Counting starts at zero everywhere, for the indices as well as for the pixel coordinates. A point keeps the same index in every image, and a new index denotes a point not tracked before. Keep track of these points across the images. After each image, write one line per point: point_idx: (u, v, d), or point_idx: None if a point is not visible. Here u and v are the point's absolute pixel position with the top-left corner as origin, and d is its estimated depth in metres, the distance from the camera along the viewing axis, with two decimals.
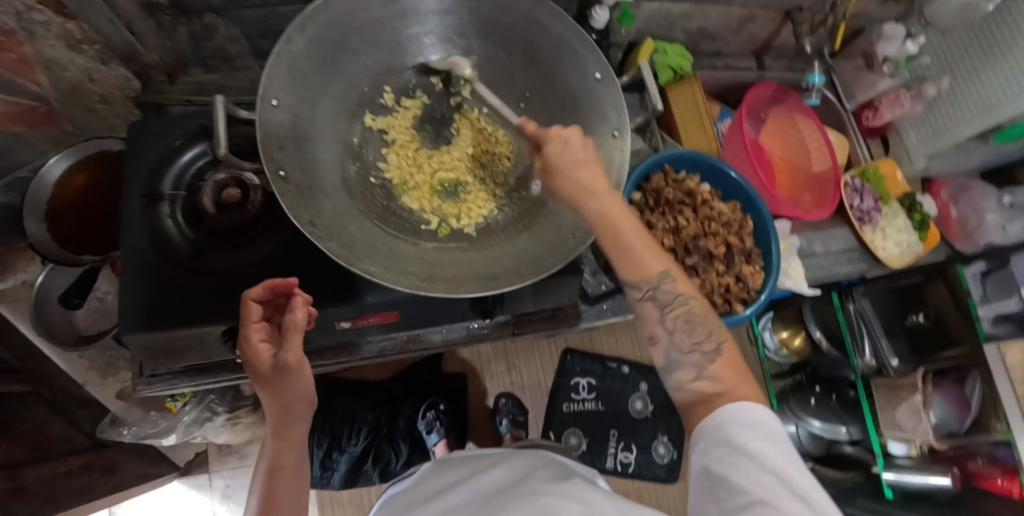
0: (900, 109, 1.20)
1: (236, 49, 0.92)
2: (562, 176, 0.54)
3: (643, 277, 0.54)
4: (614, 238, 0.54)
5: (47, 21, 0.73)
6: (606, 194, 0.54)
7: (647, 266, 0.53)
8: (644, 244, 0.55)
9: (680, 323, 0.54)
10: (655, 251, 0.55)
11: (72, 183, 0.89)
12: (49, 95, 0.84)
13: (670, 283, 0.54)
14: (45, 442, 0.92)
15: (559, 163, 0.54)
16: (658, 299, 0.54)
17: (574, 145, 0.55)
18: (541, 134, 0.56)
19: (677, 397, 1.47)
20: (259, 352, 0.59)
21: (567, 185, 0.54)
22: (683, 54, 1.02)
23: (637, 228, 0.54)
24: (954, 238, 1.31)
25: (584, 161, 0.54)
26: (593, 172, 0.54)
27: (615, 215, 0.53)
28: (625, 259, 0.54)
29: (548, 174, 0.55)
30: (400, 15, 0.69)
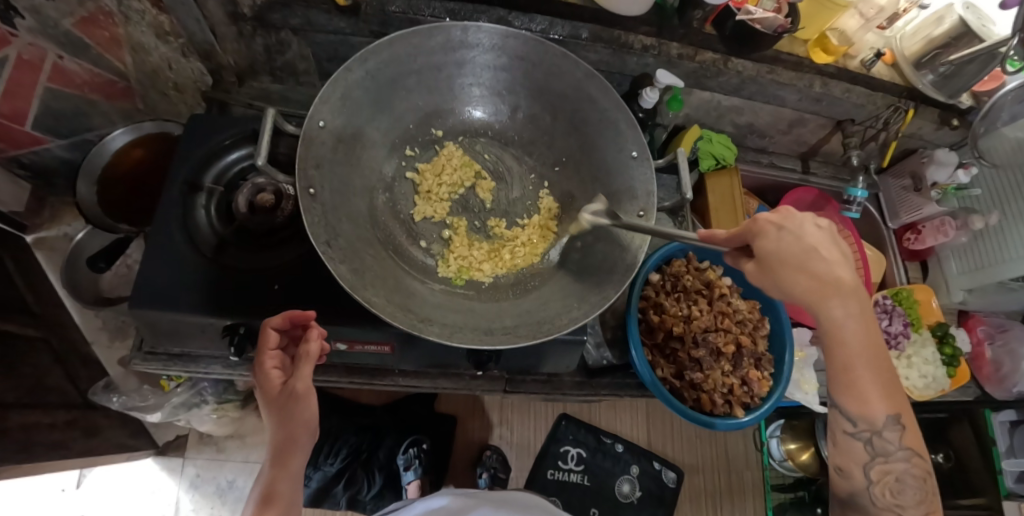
0: (944, 238, 1.15)
1: (304, 66, 0.95)
2: (798, 271, 0.49)
3: (866, 415, 0.52)
4: (846, 353, 0.50)
5: (144, 11, 0.80)
6: (843, 297, 0.49)
7: (876, 405, 0.52)
8: (880, 377, 0.51)
9: (888, 479, 0.54)
10: (892, 387, 0.52)
11: (130, 155, 0.96)
12: (131, 73, 0.96)
13: (894, 430, 0.52)
14: (39, 390, 0.94)
15: (789, 257, 0.49)
16: (873, 443, 0.53)
17: (803, 236, 0.50)
18: (750, 225, 0.52)
19: (667, 489, 1.40)
20: (272, 377, 0.64)
21: (796, 280, 0.49)
22: (728, 145, 1.04)
23: (876, 350, 0.50)
24: (984, 379, 1.18)
25: (819, 251, 0.49)
26: (835, 268, 0.49)
27: (858, 342, 0.50)
28: (847, 384, 0.52)
29: (772, 269, 0.51)
30: (458, 65, 0.73)
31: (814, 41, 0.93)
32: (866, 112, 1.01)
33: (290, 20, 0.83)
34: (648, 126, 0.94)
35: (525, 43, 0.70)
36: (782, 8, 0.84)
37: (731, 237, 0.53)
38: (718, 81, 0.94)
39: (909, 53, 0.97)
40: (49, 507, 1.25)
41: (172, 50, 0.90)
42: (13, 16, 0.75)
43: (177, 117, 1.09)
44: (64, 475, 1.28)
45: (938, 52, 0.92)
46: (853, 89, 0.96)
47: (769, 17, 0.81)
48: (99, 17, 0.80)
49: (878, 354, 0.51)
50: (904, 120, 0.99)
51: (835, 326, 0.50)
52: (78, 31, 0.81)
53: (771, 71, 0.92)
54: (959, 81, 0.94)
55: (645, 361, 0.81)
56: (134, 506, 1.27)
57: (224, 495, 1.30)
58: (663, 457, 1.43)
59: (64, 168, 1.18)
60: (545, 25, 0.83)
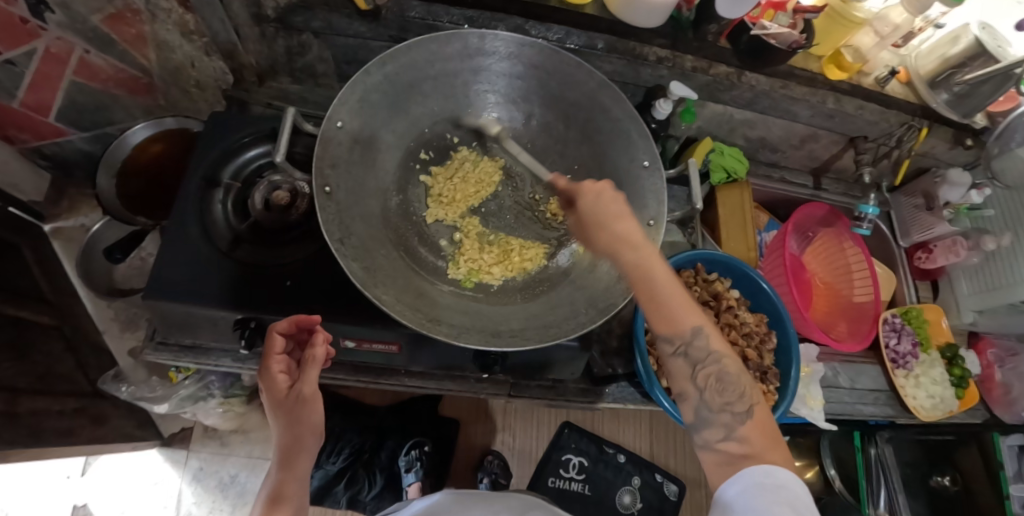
0: (955, 258, 1.14)
1: (324, 68, 0.97)
2: (601, 230, 0.52)
3: (678, 333, 0.48)
4: (647, 286, 0.49)
5: (170, 10, 0.82)
6: (639, 243, 0.50)
7: (681, 320, 0.48)
8: (682, 299, 0.49)
9: (711, 382, 0.49)
10: (692, 302, 0.49)
11: (148, 149, 0.98)
12: (154, 70, 0.98)
13: (704, 338, 0.48)
14: (50, 377, 0.95)
15: (595, 219, 0.53)
16: (692, 358, 0.49)
17: (605, 197, 0.53)
18: (574, 190, 0.56)
19: (668, 502, 1.39)
20: (277, 382, 0.63)
21: (602, 240, 0.52)
22: (740, 159, 1.04)
23: (670, 278, 0.49)
24: (992, 402, 1.18)
25: (617, 210, 0.52)
26: (629, 226, 0.51)
27: (662, 272, 0.49)
28: (661, 314, 0.49)
29: (587, 232, 0.54)
30: (474, 71, 0.74)
31: (828, 57, 0.94)
32: (878, 130, 1.01)
33: (312, 23, 0.84)
34: (660, 136, 0.95)
35: (540, 52, 0.71)
36: (798, 23, 0.85)
37: (566, 188, 0.57)
38: (732, 94, 0.94)
39: (923, 72, 0.97)
40: (53, 494, 1.27)
41: (195, 48, 0.92)
42: (43, 11, 0.76)
43: (197, 114, 1.11)
44: (69, 463, 1.29)
45: (953, 72, 0.91)
46: (867, 106, 0.96)
47: (784, 33, 0.83)
48: (126, 14, 0.81)
49: (674, 281, 0.49)
50: (916, 138, 0.99)
51: (638, 269, 0.49)
52: (106, 27, 0.83)
53: (785, 86, 0.92)
54: (975, 100, 0.93)
55: (650, 370, 0.82)
56: (136, 496, 1.28)
57: (226, 489, 1.31)
58: (665, 469, 1.42)
59: (84, 160, 1.20)
60: (562, 35, 0.85)
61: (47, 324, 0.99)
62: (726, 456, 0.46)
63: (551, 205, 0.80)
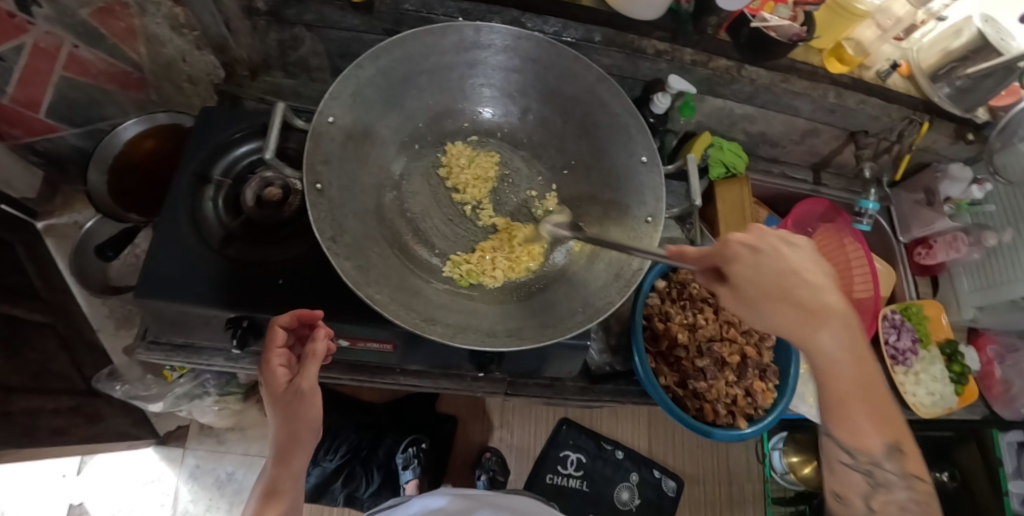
0: (956, 253, 1.13)
1: (317, 62, 0.95)
2: (784, 303, 0.45)
3: (862, 446, 0.48)
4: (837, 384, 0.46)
5: (160, 3, 0.80)
6: (838, 327, 0.45)
7: (870, 434, 0.47)
8: (871, 407, 0.47)
9: (890, 509, 0.49)
10: (888, 416, 0.48)
11: (139, 146, 0.96)
12: (145, 64, 0.96)
13: (895, 459, 0.48)
14: (43, 375, 0.94)
15: (769, 287, 0.45)
16: (874, 475, 0.49)
17: (776, 257, 0.45)
18: (720, 248, 0.47)
19: (666, 498, 1.39)
20: (277, 376, 0.63)
21: (784, 315, 0.45)
22: (739, 153, 1.02)
23: (868, 380, 0.46)
24: (992, 399, 1.18)
25: (804, 277, 0.45)
26: (821, 298, 0.45)
27: (852, 369, 0.46)
28: (844, 415, 0.47)
29: (752, 302, 0.46)
30: (469, 64, 0.73)
31: (828, 51, 0.93)
32: (880, 124, 1.00)
33: (304, 15, 0.83)
34: (659, 131, 0.94)
35: (538, 45, 0.70)
36: (799, 15, 0.83)
37: (700, 254, 0.48)
38: (732, 88, 0.93)
39: (925, 66, 0.96)
40: (50, 492, 1.26)
41: (186, 42, 0.90)
42: (31, 5, 0.75)
43: (189, 109, 1.10)
44: (65, 462, 1.28)
45: (955, 66, 0.90)
46: (868, 100, 0.95)
47: (784, 26, 0.81)
48: (115, 8, 0.80)
49: (874, 385, 0.47)
50: (918, 133, 0.99)
51: (828, 361, 0.46)
52: (94, 21, 0.81)
53: (785, 80, 0.91)
54: (978, 93, 0.92)
55: (647, 369, 0.81)
56: (131, 495, 1.27)
57: (223, 487, 1.30)
58: (663, 465, 1.42)
59: (76, 157, 1.19)
60: (559, 27, 0.83)
61: (40, 322, 0.98)
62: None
63: (547, 201, 0.79)
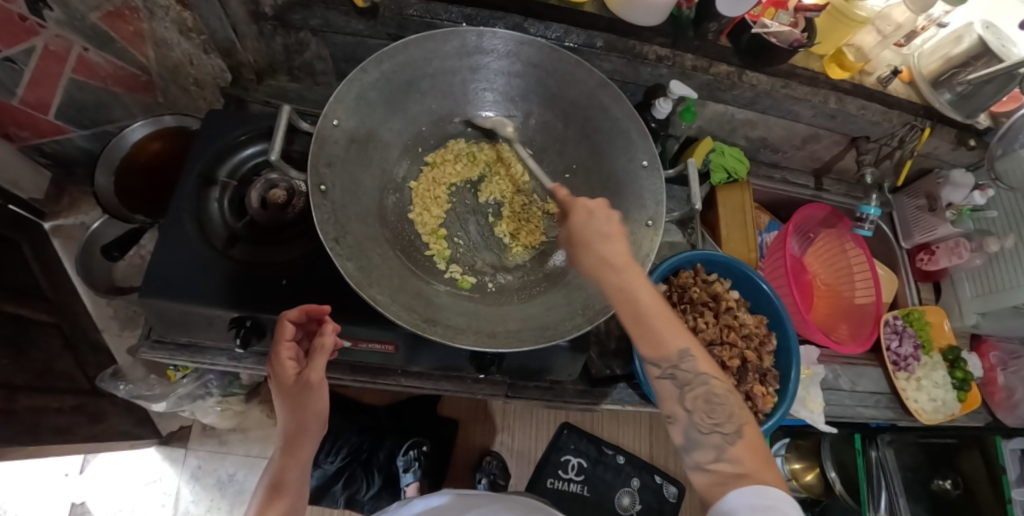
0: (958, 259, 1.13)
1: (322, 67, 0.96)
2: (586, 250, 0.54)
3: (662, 353, 0.52)
4: (635, 307, 0.52)
5: (168, 7, 0.81)
6: (628, 270, 0.53)
7: (665, 341, 0.52)
8: (665, 319, 0.52)
9: (699, 403, 0.52)
10: (677, 325, 0.53)
11: (148, 147, 0.98)
12: (153, 68, 0.98)
13: (690, 360, 0.52)
14: (47, 374, 0.95)
15: (584, 237, 0.55)
16: (677, 377, 0.52)
17: (600, 221, 0.55)
18: (568, 205, 0.57)
19: (668, 503, 1.39)
20: (286, 367, 0.64)
21: (588, 258, 0.53)
22: (740, 158, 1.04)
23: (657, 299, 0.53)
24: (996, 406, 1.17)
25: (608, 235, 0.54)
26: (616, 246, 0.54)
27: (644, 291, 0.52)
28: (646, 332, 0.52)
29: (574, 252, 0.56)
30: (471, 69, 0.74)
31: (829, 57, 0.92)
32: (881, 130, 1.01)
33: (310, 21, 0.84)
34: (660, 136, 0.94)
35: (539, 50, 0.71)
36: (800, 21, 0.84)
37: (563, 199, 0.59)
38: (732, 94, 0.94)
39: (927, 72, 0.95)
40: (52, 491, 1.27)
41: (192, 46, 0.92)
42: (42, 9, 0.76)
43: (196, 113, 1.11)
44: (68, 461, 1.29)
45: (956, 71, 0.91)
46: (869, 106, 0.95)
47: (785, 32, 0.82)
48: (124, 12, 0.81)
49: (661, 307, 0.53)
50: (919, 138, 0.98)
51: (622, 293, 0.52)
52: (105, 25, 0.83)
53: (787, 85, 0.92)
54: (978, 100, 0.93)
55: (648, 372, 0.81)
56: (132, 494, 1.28)
57: (224, 488, 1.31)
58: (664, 471, 1.42)
59: (85, 159, 1.21)
60: (561, 34, 0.84)
61: (45, 321, 0.99)
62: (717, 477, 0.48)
63: (548, 205, 0.79)
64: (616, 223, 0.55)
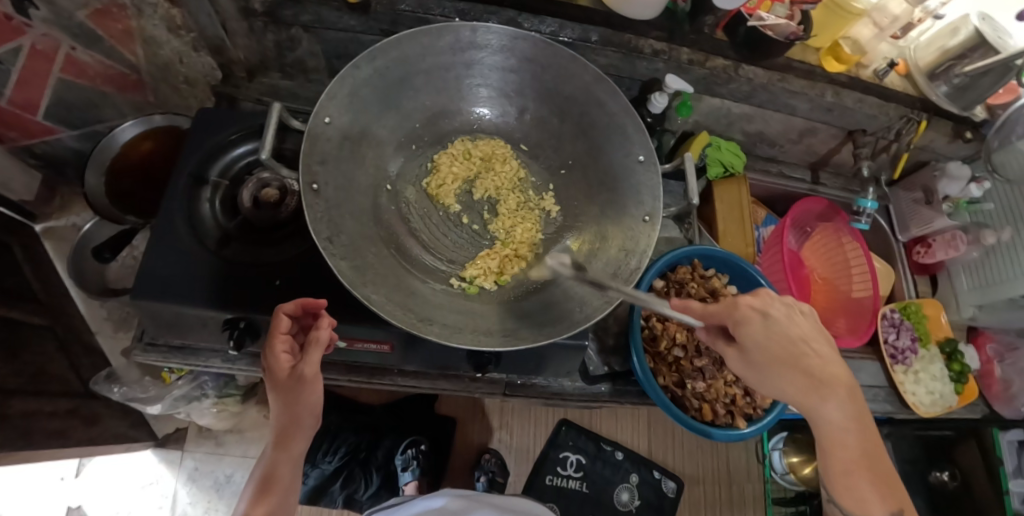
0: (955, 252, 1.12)
1: (315, 64, 0.95)
2: (787, 369, 0.53)
3: (866, 510, 0.50)
4: (838, 443, 0.52)
5: (156, 4, 0.80)
6: (833, 396, 0.51)
7: (872, 499, 0.49)
8: (877, 475, 0.50)
9: None
10: (891, 484, 0.50)
11: (137, 147, 0.97)
12: (142, 66, 0.97)
13: None
14: (40, 378, 0.94)
15: (774, 349, 0.53)
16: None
17: (786, 327, 0.55)
18: (732, 310, 0.56)
19: (666, 498, 1.39)
20: (280, 361, 0.63)
21: (788, 380, 0.52)
22: (737, 153, 1.01)
23: (866, 442, 0.51)
24: (992, 398, 1.16)
25: (810, 352, 0.53)
26: (825, 370, 0.53)
27: (851, 433, 0.51)
28: (846, 477, 0.51)
29: (760, 364, 0.54)
30: (465, 65, 0.73)
31: (826, 49, 0.93)
32: (877, 123, 1.00)
33: (301, 17, 0.82)
34: (657, 131, 0.93)
35: (534, 45, 0.70)
36: (796, 14, 0.83)
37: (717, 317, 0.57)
38: (729, 88, 0.93)
39: (922, 64, 0.96)
40: (48, 495, 1.26)
41: (182, 44, 0.90)
42: (27, 7, 0.75)
43: (188, 111, 1.10)
44: (63, 464, 1.28)
45: (953, 63, 0.90)
46: (866, 99, 0.95)
47: (781, 24, 0.81)
48: (112, 9, 0.80)
49: (880, 460, 0.51)
50: (916, 131, 0.99)
51: (829, 426, 0.52)
52: (92, 23, 0.82)
53: (783, 79, 0.91)
54: (975, 92, 0.92)
55: (646, 369, 0.81)
56: (129, 497, 1.27)
57: (221, 489, 1.30)
58: (663, 466, 1.42)
59: (76, 160, 1.20)
60: (555, 28, 0.83)
61: (36, 325, 0.98)
62: None
63: (543, 202, 0.79)
64: (831, 349, 0.55)
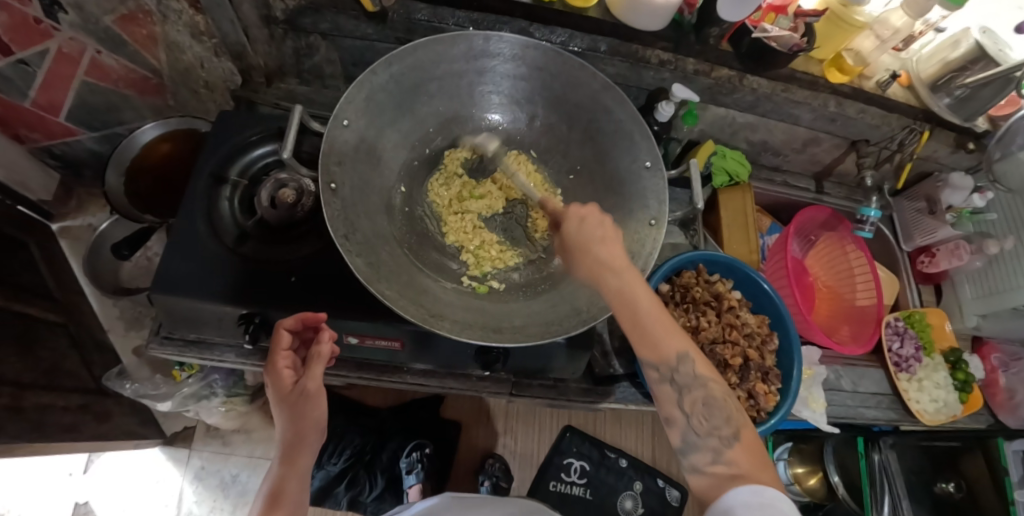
0: (958, 261, 1.14)
1: (331, 70, 0.98)
2: (582, 255, 0.57)
3: (660, 357, 0.55)
4: (634, 311, 0.54)
5: (181, 11, 0.83)
6: (623, 272, 0.55)
7: (664, 348, 0.55)
8: (662, 324, 0.55)
9: (698, 408, 0.56)
10: (673, 329, 0.56)
11: (157, 149, 1.00)
12: (164, 71, 1.00)
13: (689, 365, 0.55)
14: (54, 372, 0.96)
15: (578, 244, 0.58)
16: (676, 381, 0.56)
17: (593, 227, 0.58)
18: (564, 214, 0.61)
19: (670, 507, 1.38)
20: (282, 377, 0.66)
21: (584, 262, 0.56)
22: (741, 162, 1.04)
23: (656, 305, 0.55)
24: (996, 407, 1.16)
25: (599, 238, 0.57)
26: (612, 250, 0.56)
27: (642, 300, 0.54)
28: (643, 336, 0.55)
29: (571, 254, 0.59)
30: (478, 72, 0.75)
31: (829, 61, 0.95)
32: (880, 134, 1.02)
33: (320, 25, 0.85)
34: (663, 138, 0.96)
35: (544, 54, 0.72)
36: (799, 27, 0.86)
37: (557, 212, 0.63)
38: (733, 97, 0.96)
39: (925, 76, 0.97)
40: (54, 491, 1.27)
41: (204, 49, 0.93)
42: (57, 11, 0.78)
43: (205, 115, 1.13)
44: (72, 460, 1.30)
45: (954, 75, 0.92)
46: (868, 110, 0.97)
47: (785, 36, 0.84)
48: (138, 15, 0.83)
49: (663, 316, 0.55)
50: (918, 141, 0.99)
51: (619, 295, 0.54)
52: (118, 28, 0.85)
53: (787, 89, 0.93)
54: (976, 103, 0.94)
55: (652, 370, 0.82)
56: (136, 494, 1.28)
57: (227, 488, 1.31)
58: (667, 474, 1.42)
59: (95, 161, 1.23)
60: (565, 38, 0.86)
61: (52, 320, 1.00)
62: (715, 479, 0.51)
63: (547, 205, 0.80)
64: (609, 228, 0.58)
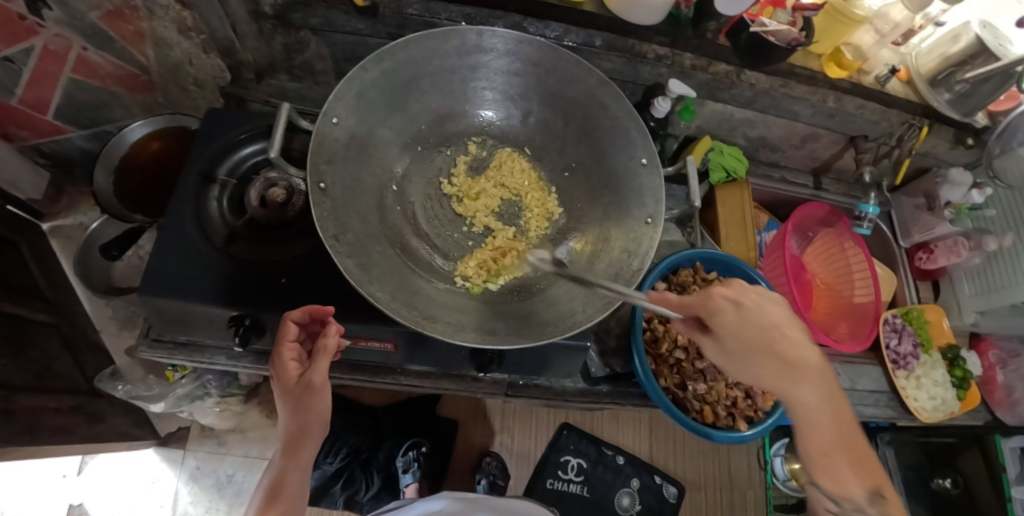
0: (957, 258, 1.13)
1: (322, 66, 0.96)
2: (752, 352, 0.53)
3: (846, 491, 0.54)
4: (817, 430, 0.54)
5: (168, 7, 0.82)
6: (809, 382, 0.53)
7: (852, 483, 0.54)
8: (851, 450, 0.54)
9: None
10: (863, 456, 0.55)
11: (147, 147, 0.98)
12: (152, 67, 0.98)
13: (879, 502, 0.54)
14: (46, 374, 0.95)
15: (755, 338, 0.53)
16: (845, 505, 0.55)
17: (758, 311, 0.54)
18: (705, 300, 0.55)
19: (668, 504, 1.38)
20: (288, 369, 0.65)
21: (754, 362, 0.53)
22: (739, 158, 1.04)
23: (842, 420, 0.54)
24: (995, 404, 1.16)
25: (777, 329, 0.53)
26: (795, 346, 0.54)
27: (830, 419, 0.53)
28: (825, 461, 0.54)
29: (737, 350, 0.54)
30: (471, 68, 0.74)
31: (827, 56, 0.93)
32: (879, 129, 1.01)
33: (310, 20, 0.84)
34: (660, 135, 0.94)
35: (538, 49, 0.71)
36: (798, 20, 0.85)
37: (681, 303, 0.56)
38: (731, 93, 0.95)
39: (924, 71, 0.96)
40: (50, 492, 1.27)
41: (192, 45, 0.92)
42: (41, 7, 0.76)
43: (195, 112, 1.11)
44: (66, 462, 1.29)
45: (954, 70, 0.90)
46: (867, 105, 0.96)
47: (783, 30, 0.81)
48: (124, 11, 0.81)
49: (843, 429, 0.54)
50: (917, 137, 0.99)
51: (806, 410, 0.53)
52: (104, 24, 0.83)
53: (785, 84, 0.92)
54: (975, 100, 0.93)
55: (647, 370, 0.81)
56: (132, 495, 1.27)
57: (223, 489, 1.30)
58: (664, 471, 1.41)
59: (84, 159, 1.21)
60: (560, 32, 0.85)
61: (42, 321, 0.98)
62: None
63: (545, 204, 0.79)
64: (790, 321, 0.55)
